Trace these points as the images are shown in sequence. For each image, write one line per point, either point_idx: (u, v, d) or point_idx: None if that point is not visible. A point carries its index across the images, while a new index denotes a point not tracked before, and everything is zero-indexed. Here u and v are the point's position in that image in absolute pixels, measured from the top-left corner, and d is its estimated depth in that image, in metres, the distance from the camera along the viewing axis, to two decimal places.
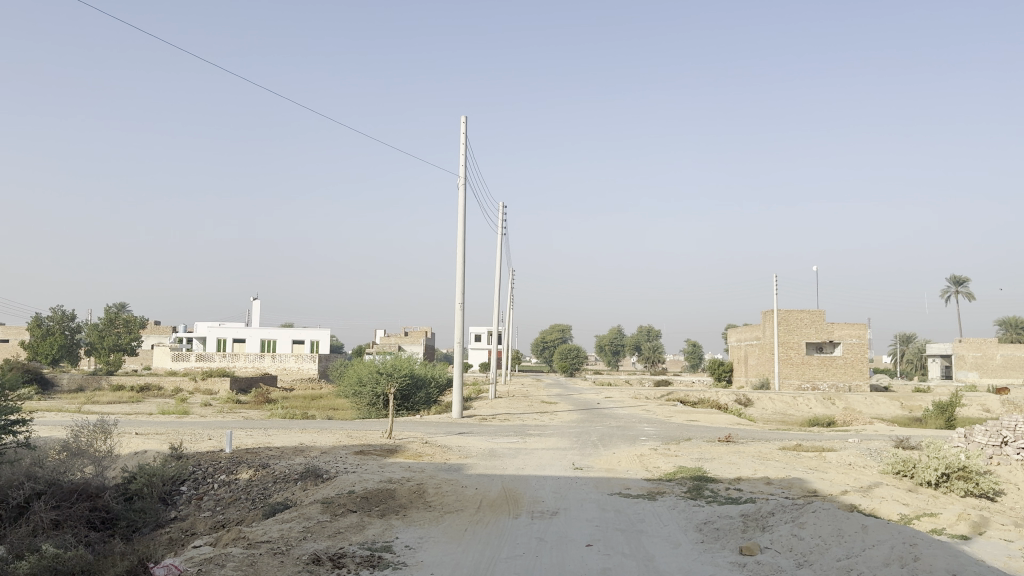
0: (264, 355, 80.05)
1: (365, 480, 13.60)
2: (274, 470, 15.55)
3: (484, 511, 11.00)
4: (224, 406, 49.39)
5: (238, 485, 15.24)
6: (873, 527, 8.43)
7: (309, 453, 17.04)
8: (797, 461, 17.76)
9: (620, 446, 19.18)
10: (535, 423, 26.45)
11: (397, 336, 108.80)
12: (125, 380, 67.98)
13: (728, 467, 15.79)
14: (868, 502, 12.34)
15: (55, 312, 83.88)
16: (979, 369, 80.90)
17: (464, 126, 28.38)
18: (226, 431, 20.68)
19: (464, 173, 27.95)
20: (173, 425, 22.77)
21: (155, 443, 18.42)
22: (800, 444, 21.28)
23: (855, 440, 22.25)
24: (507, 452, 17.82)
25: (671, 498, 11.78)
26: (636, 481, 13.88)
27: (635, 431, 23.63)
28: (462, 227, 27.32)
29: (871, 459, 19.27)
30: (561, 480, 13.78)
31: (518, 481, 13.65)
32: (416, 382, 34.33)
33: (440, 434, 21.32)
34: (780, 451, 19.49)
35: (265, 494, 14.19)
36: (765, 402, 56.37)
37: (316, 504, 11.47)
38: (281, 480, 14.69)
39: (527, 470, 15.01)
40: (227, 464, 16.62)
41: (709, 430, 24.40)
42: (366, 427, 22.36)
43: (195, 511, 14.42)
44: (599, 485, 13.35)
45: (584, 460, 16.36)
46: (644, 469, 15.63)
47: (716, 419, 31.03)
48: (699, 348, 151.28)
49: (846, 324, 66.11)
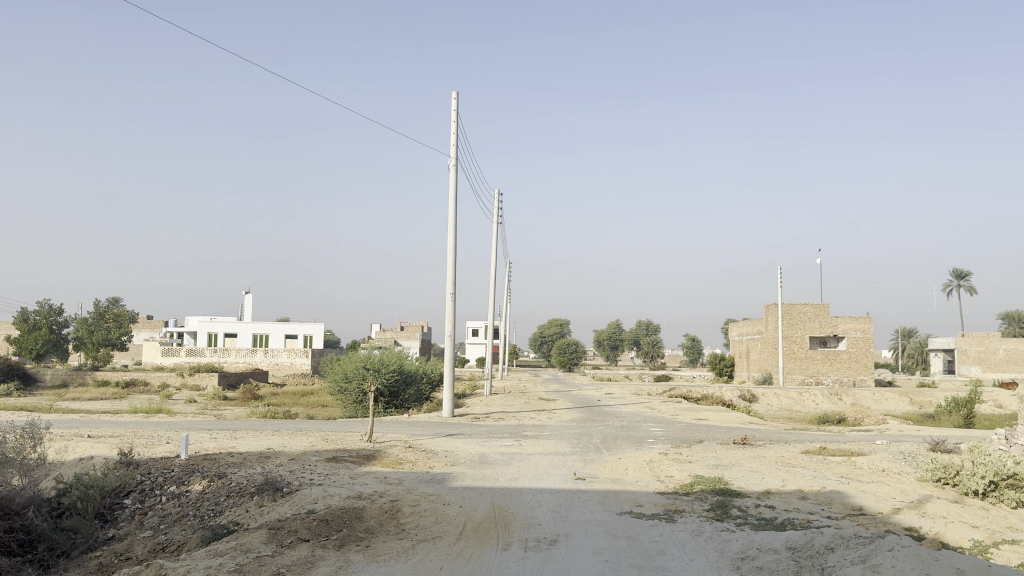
0: (256, 350, 78.07)
1: (332, 495, 11.56)
2: (230, 481, 13.58)
3: (466, 540, 8.96)
4: (208, 403, 47.28)
5: (188, 499, 13.24)
6: (971, 571, 6.41)
7: (274, 460, 15.00)
8: (825, 469, 15.71)
9: (627, 451, 17.23)
10: (531, 423, 24.34)
11: (393, 331, 106.96)
12: (111, 376, 65.95)
13: (753, 478, 13.73)
14: (927, 521, 10.29)
15: (41, 305, 81.70)
16: (982, 363, 79.09)
17: (457, 103, 26.38)
18: (186, 434, 18.52)
19: (455, 154, 25.94)
20: (133, 427, 20.70)
21: (103, 448, 16.40)
22: (825, 447, 19.19)
23: (884, 442, 20.12)
24: (500, 458, 15.71)
25: (694, 521, 9.74)
26: (648, 495, 11.90)
27: (640, 432, 21.62)
28: (454, 212, 25.33)
29: (907, 465, 17.16)
30: (559, 495, 11.77)
31: (510, 495, 11.63)
32: (405, 378, 32.29)
33: (427, 437, 19.18)
34: (803, 455, 17.48)
35: (215, 511, 12.20)
36: (769, 398, 54.40)
37: (262, 531, 9.44)
38: (235, 495, 12.71)
39: (521, 481, 12.99)
40: (179, 473, 14.58)
41: (720, 430, 22.44)
42: (347, 429, 20.28)
43: (136, 530, 12.46)
44: (605, 501, 11.34)
45: (586, 469, 14.35)
46: (656, 480, 13.66)
47: (725, 417, 28.90)
48: (698, 344, 149.48)
49: (850, 318, 64.19)
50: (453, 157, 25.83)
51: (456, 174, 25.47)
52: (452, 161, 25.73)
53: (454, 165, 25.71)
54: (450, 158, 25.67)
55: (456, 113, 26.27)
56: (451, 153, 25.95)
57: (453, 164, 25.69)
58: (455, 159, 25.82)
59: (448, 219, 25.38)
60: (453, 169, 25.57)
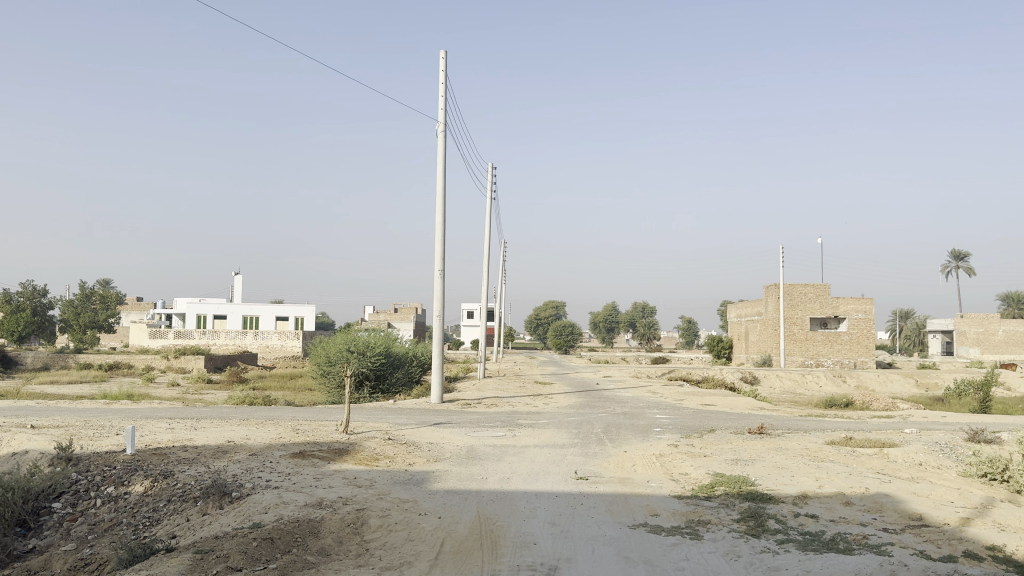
0: (246, 333, 75.81)
1: (287, 502, 9.68)
2: (177, 482, 11.73)
3: (441, 568, 7.06)
4: (191, 386, 45.28)
5: (126, 503, 11.37)
6: None
7: (233, 456, 13.12)
8: (858, 464, 13.88)
9: (635, 443, 15.38)
10: (526, 409, 22.45)
11: (387, 312, 105.13)
12: (95, 358, 63.79)
13: (780, 478, 11.88)
14: (1006, 536, 8.44)
15: (24, 287, 79.14)
16: (981, 345, 77.50)
17: (445, 63, 24.34)
18: (136, 425, 16.55)
19: (444, 120, 23.95)
20: (87, 415, 18.83)
21: (40, 441, 14.48)
22: (851, 437, 17.33)
23: (914, 431, 18.30)
24: (491, 453, 13.83)
25: (726, 542, 7.87)
26: (663, 500, 10.05)
27: (644, 420, 19.78)
28: (443, 182, 23.34)
29: (945, 458, 15.27)
30: (557, 500, 9.94)
31: (499, 502, 9.75)
32: (393, 361, 30.47)
33: (411, 427, 17.26)
34: (829, 447, 15.59)
35: (152, 520, 10.39)
36: (772, 380, 52.78)
37: (185, 554, 7.57)
38: (178, 500, 10.86)
39: (513, 482, 11.13)
40: (119, 471, 12.69)
41: (731, 417, 20.61)
42: (322, 417, 18.40)
43: (60, 541, 10.58)
44: (613, 509, 9.48)
45: (589, 465, 12.50)
46: (670, 478, 11.83)
47: (732, 402, 27.06)
48: (694, 325, 147.75)
49: (852, 299, 62.42)
50: (442, 122, 23.85)
51: (444, 140, 23.48)
52: (441, 127, 23.74)
53: (443, 129, 23.70)
54: (439, 124, 23.70)
55: (444, 75, 24.24)
56: (439, 118, 23.96)
57: (442, 130, 23.67)
58: (443, 124, 23.81)
59: (437, 188, 23.39)
60: (441, 134, 23.56)
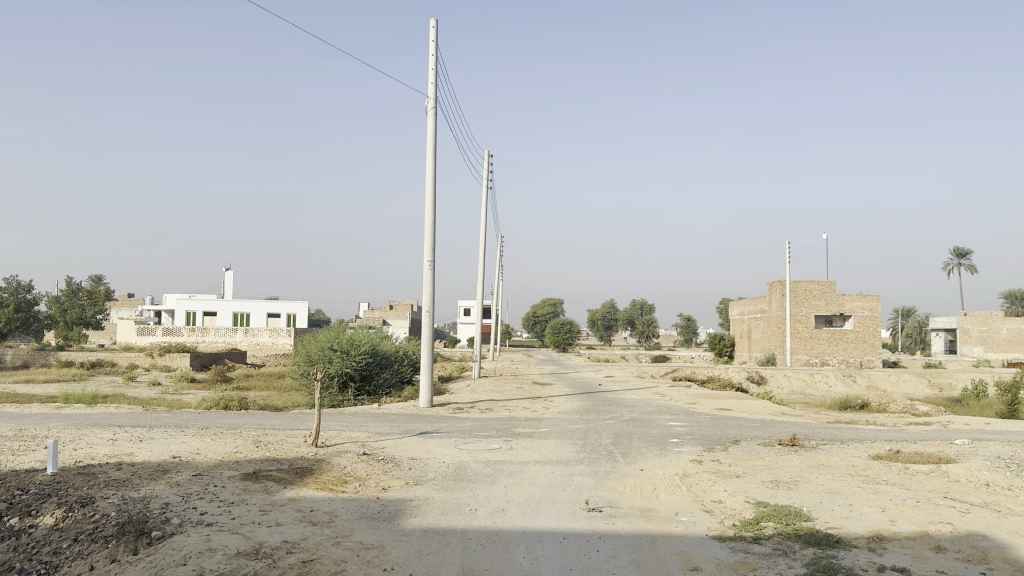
0: (236, 330, 73.49)
1: (214, 550, 7.44)
2: (92, 512, 9.45)
3: None
4: (172, 386, 43.07)
5: (28, 542, 9.10)
6: None
7: (168, 480, 10.79)
8: (922, 487, 11.63)
9: (651, 458, 13.19)
10: (525, 415, 20.23)
11: (382, 310, 102.97)
12: (78, 356, 61.43)
13: (839, 509, 9.62)
14: None
15: (8, 282, 76.52)
16: (985, 343, 75.25)
17: (435, 32, 22.09)
18: (65, 437, 14.16)
19: (435, 95, 21.70)
20: (25, 423, 16.60)
21: None
22: (897, 450, 15.09)
23: (965, 442, 16.12)
24: (484, 472, 11.61)
25: None
26: (703, 546, 7.81)
27: (656, 427, 17.58)
28: (432, 162, 21.06)
29: (1014, 477, 12.99)
30: (566, 546, 7.69)
31: (492, 548, 7.50)
32: (381, 361, 28.19)
33: (392, 438, 15.00)
34: (878, 465, 13.37)
35: (50, 569, 8.16)
36: (778, 380, 50.52)
37: None
38: (87, 539, 8.58)
39: (509, 517, 8.83)
40: (26, 497, 10.38)
41: (754, 425, 18.40)
42: (292, 427, 16.15)
43: None
44: (641, 560, 7.21)
45: (601, 492, 10.23)
46: (702, 508, 9.63)
47: (750, 406, 24.71)
48: (693, 322, 145.54)
49: (859, 296, 60.19)
50: (431, 98, 21.58)
51: (434, 116, 21.24)
52: (430, 102, 21.48)
53: (433, 105, 21.45)
54: (428, 99, 21.46)
55: (435, 44, 21.98)
56: (428, 93, 21.68)
57: (431, 105, 21.42)
58: (433, 98, 21.57)
59: (426, 171, 21.14)
60: (431, 112, 21.31)
